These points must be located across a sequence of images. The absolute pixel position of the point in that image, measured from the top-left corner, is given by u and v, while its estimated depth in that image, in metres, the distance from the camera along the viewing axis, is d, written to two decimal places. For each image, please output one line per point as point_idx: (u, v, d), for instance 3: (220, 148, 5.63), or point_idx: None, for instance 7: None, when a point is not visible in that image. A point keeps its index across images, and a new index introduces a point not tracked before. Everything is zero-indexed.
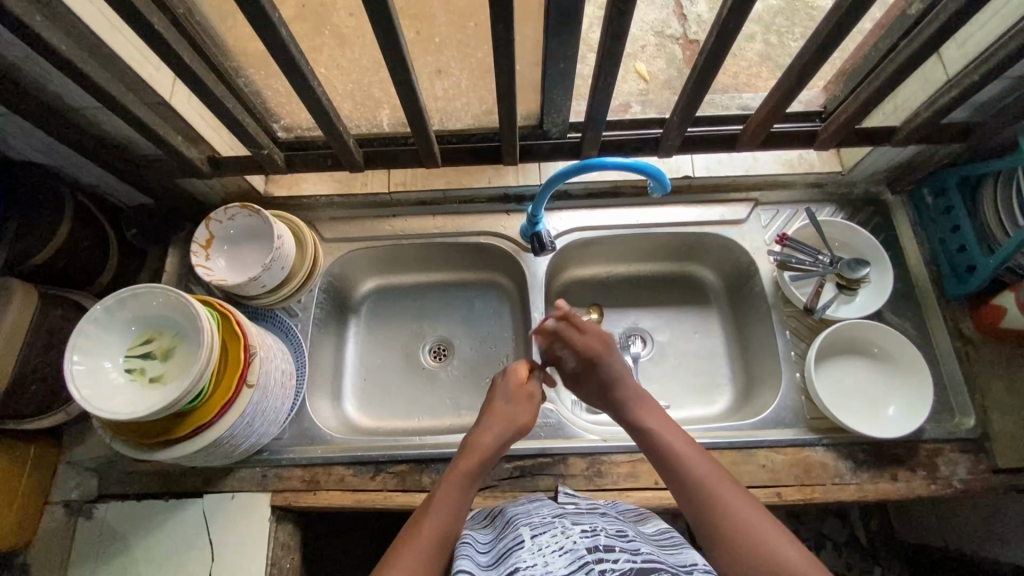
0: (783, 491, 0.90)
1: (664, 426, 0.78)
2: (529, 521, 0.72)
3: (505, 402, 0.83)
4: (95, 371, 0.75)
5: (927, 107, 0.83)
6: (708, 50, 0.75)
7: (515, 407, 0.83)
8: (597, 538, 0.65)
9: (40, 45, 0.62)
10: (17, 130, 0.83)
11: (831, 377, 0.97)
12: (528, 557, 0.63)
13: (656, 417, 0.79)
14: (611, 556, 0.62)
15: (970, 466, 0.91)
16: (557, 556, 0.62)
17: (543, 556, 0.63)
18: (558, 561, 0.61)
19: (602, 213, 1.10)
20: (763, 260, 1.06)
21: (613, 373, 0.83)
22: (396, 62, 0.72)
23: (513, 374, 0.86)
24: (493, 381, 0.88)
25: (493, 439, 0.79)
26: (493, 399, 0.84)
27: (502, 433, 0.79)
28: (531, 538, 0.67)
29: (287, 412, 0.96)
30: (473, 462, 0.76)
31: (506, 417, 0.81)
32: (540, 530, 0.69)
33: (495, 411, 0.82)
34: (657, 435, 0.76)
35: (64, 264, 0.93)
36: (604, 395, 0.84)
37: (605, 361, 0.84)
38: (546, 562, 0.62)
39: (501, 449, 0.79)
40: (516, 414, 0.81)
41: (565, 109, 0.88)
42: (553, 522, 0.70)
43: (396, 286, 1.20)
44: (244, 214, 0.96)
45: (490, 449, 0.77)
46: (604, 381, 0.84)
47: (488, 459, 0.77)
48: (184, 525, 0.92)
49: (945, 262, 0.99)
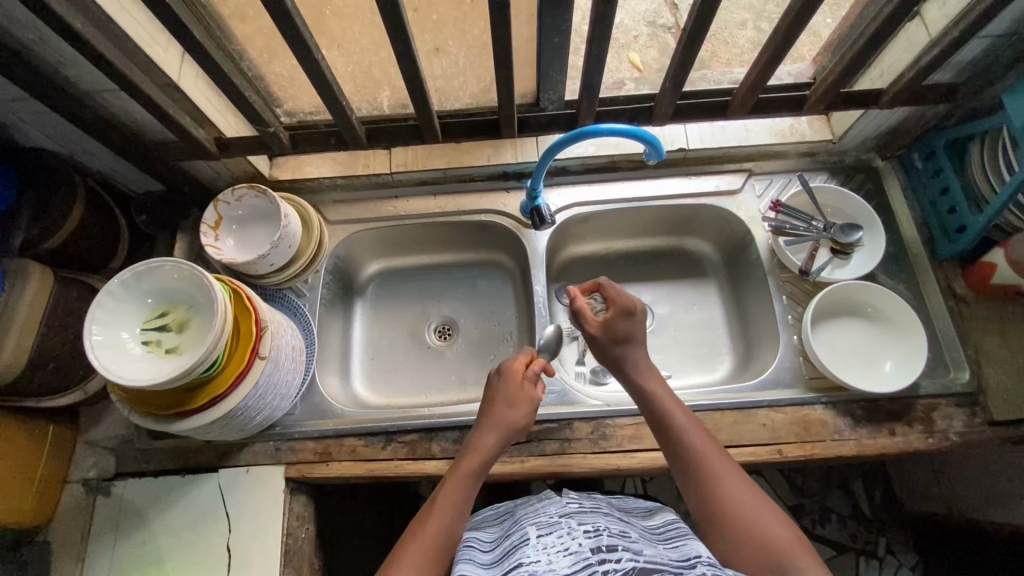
0: (784, 448, 0.92)
1: (670, 400, 0.80)
2: (536, 519, 0.77)
3: (505, 406, 0.84)
4: (114, 342, 0.77)
5: (910, 67, 0.86)
6: (695, 20, 0.77)
7: (513, 410, 0.84)
8: (600, 537, 0.70)
9: (54, 20, 0.65)
10: (30, 115, 0.86)
11: (828, 337, 1.00)
12: (534, 555, 0.69)
13: (661, 386, 0.82)
14: (613, 556, 0.67)
15: (966, 420, 0.93)
16: (562, 556, 0.68)
17: (548, 554, 0.68)
18: (562, 561, 0.67)
19: (600, 188, 1.12)
20: (758, 228, 1.08)
21: (637, 331, 0.86)
22: (397, 33, 0.75)
23: (511, 375, 0.87)
24: (492, 376, 0.89)
25: (493, 442, 0.81)
26: (494, 398, 0.85)
27: (498, 439, 0.81)
28: (537, 537, 0.72)
29: (298, 387, 0.98)
30: (473, 464, 0.79)
31: (503, 420, 0.83)
32: (546, 529, 0.73)
33: (494, 411, 0.84)
34: (663, 407, 0.79)
35: (78, 246, 0.96)
36: (619, 350, 0.85)
37: (639, 317, 0.86)
38: (551, 560, 0.67)
39: (500, 451, 0.82)
40: (513, 418, 0.83)
41: (560, 84, 0.91)
42: (559, 521, 0.75)
43: (399, 268, 1.22)
44: (252, 195, 0.99)
45: (489, 449, 0.80)
46: (626, 334, 0.85)
47: (485, 462, 0.79)
48: (200, 501, 0.94)
49: (936, 224, 1.02)
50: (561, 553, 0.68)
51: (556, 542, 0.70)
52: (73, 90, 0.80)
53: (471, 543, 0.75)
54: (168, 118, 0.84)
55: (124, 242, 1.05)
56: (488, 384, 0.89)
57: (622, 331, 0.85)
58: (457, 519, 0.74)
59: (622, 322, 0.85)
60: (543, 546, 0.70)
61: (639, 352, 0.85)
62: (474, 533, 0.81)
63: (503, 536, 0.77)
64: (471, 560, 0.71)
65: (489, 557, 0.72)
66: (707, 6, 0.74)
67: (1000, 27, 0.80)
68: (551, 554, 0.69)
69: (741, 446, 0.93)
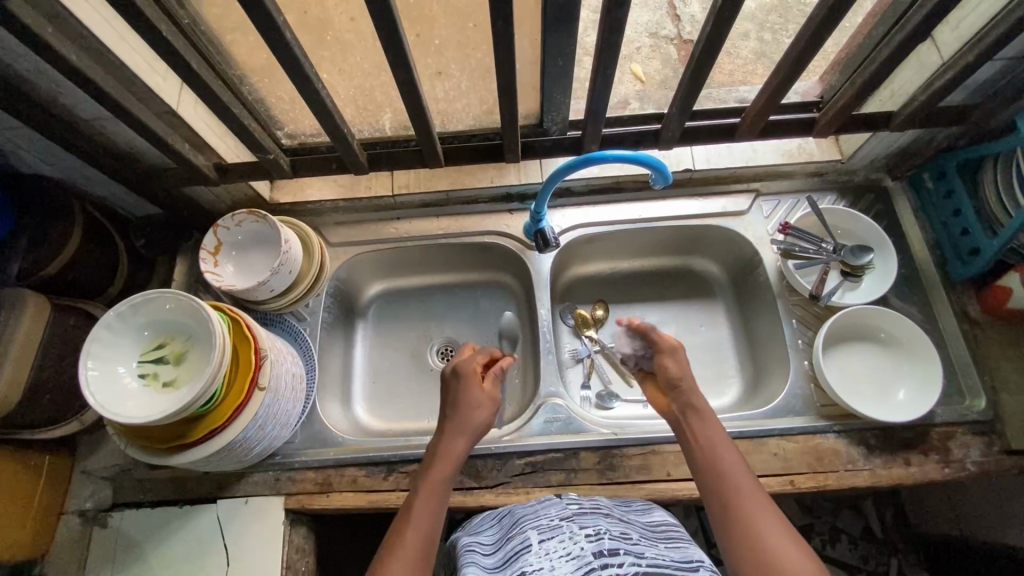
0: (797, 479, 0.90)
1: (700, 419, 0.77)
2: (538, 522, 0.75)
3: (462, 407, 0.81)
4: (110, 376, 0.76)
5: (923, 91, 0.84)
6: (704, 45, 0.75)
7: (472, 411, 0.81)
8: (601, 542, 0.67)
9: (49, 55, 0.64)
10: (27, 144, 0.85)
11: (839, 363, 0.97)
12: (536, 562, 0.66)
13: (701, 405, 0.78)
14: (616, 560, 0.64)
15: (983, 449, 0.90)
16: (564, 561, 0.65)
17: (550, 561, 0.66)
18: (566, 567, 0.64)
19: (604, 209, 1.11)
20: (767, 251, 1.06)
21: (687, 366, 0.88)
22: (400, 62, 0.73)
23: (466, 376, 0.83)
24: (448, 377, 0.86)
25: (461, 446, 0.79)
26: (453, 401, 0.82)
27: (464, 441, 0.79)
28: (539, 542, 0.70)
29: (299, 415, 0.96)
30: (446, 470, 0.76)
31: (464, 422, 0.80)
32: (547, 534, 0.71)
33: (457, 415, 0.81)
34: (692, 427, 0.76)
35: (76, 273, 0.95)
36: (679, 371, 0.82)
37: None
38: (554, 567, 0.65)
39: (467, 454, 0.80)
40: (472, 421, 0.80)
41: (564, 107, 0.89)
42: (561, 524, 0.72)
43: (401, 289, 1.20)
44: (251, 220, 0.97)
45: (460, 454, 0.78)
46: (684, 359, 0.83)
47: (456, 467, 0.77)
48: (199, 532, 0.93)
49: (948, 246, 0.99)
50: (564, 558, 0.66)
51: (559, 547, 0.68)
52: (71, 120, 0.79)
53: (472, 548, 0.76)
54: (167, 146, 0.83)
55: (123, 268, 1.03)
56: (444, 382, 0.86)
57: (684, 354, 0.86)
58: (436, 513, 0.72)
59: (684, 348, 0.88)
60: (546, 551, 0.68)
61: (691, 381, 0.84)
62: (473, 537, 0.80)
63: (504, 538, 0.76)
64: (474, 564, 0.72)
65: (493, 561, 0.72)
66: (716, 33, 0.72)
67: (1015, 50, 0.78)
68: (554, 559, 0.66)
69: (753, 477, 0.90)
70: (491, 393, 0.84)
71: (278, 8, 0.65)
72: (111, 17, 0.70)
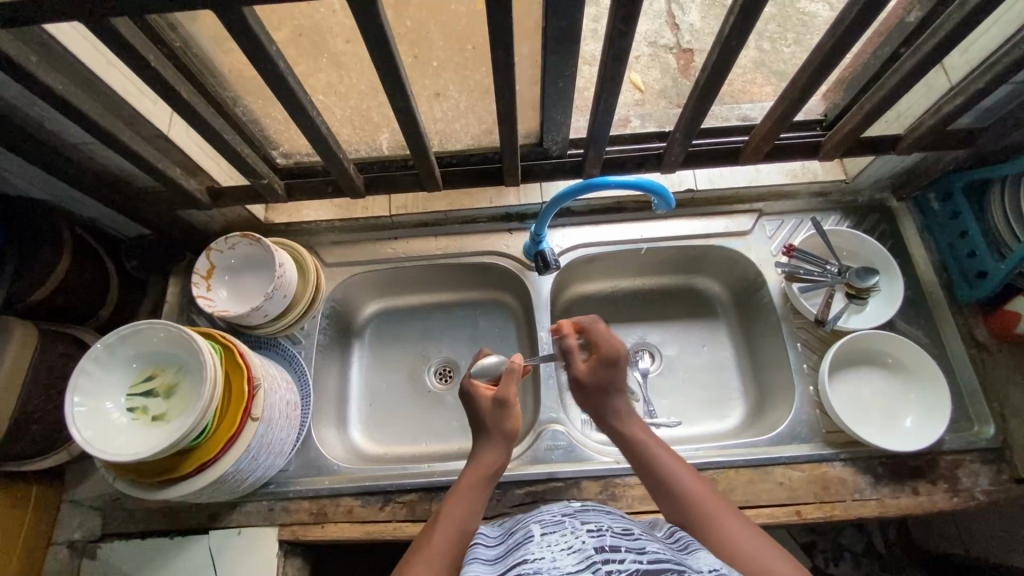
0: (803, 509, 0.88)
1: (650, 439, 0.77)
2: (541, 518, 0.70)
3: (485, 417, 0.79)
4: (97, 414, 0.73)
5: (932, 115, 0.83)
6: (710, 68, 0.72)
7: (498, 417, 0.79)
8: (604, 537, 0.60)
9: (33, 85, 0.62)
10: (14, 168, 0.83)
11: (845, 389, 0.96)
12: (538, 552, 0.60)
13: (641, 428, 0.79)
14: (617, 556, 0.56)
15: (992, 477, 0.89)
16: (566, 554, 0.58)
17: (552, 552, 0.59)
18: (567, 559, 0.57)
19: (605, 229, 1.09)
20: (771, 272, 1.04)
21: (619, 380, 0.82)
22: (396, 88, 0.71)
23: (476, 390, 0.82)
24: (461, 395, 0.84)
25: (493, 458, 0.77)
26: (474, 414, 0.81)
27: (503, 450, 0.77)
28: (541, 535, 0.64)
29: (293, 441, 0.93)
30: (476, 478, 0.74)
31: (491, 431, 0.78)
32: (551, 527, 0.65)
33: (484, 428, 0.79)
34: (642, 446, 0.76)
35: (64, 299, 0.92)
36: (597, 397, 0.81)
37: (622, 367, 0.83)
38: (554, 558, 0.58)
39: (501, 466, 0.77)
40: (502, 427, 0.78)
41: (564, 127, 0.86)
42: (563, 520, 0.67)
43: (398, 308, 1.18)
44: (245, 243, 0.95)
45: (493, 466, 0.76)
46: (606, 381, 0.82)
47: (491, 478, 0.75)
48: (189, 565, 0.90)
49: (955, 268, 0.98)
50: (565, 550, 0.59)
51: (561, 541, 0.62)
52: (58, 144, 0.77)
53: None
54: (157, 171, 0.81)
55: (114, 291, 1.01)
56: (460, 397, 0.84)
57: (605, 378, 0.82)
58: (471, 516, 0.70)
59: (604, 370, 0.82)
60: (548, 543, 0.62)
61: (618, 401, 0.81)
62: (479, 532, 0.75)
63: (508, 533, 0.71)
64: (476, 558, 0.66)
65: (494, 553, 0.65)
66: (722, 60, 0.70)
67: None
68: (556, 551, 0.59)
69: (758, 507, 0.88)
70: (503, 394, 0.79)
71: (270, 36, 0.63)
72: (98, 43, 0.68)
